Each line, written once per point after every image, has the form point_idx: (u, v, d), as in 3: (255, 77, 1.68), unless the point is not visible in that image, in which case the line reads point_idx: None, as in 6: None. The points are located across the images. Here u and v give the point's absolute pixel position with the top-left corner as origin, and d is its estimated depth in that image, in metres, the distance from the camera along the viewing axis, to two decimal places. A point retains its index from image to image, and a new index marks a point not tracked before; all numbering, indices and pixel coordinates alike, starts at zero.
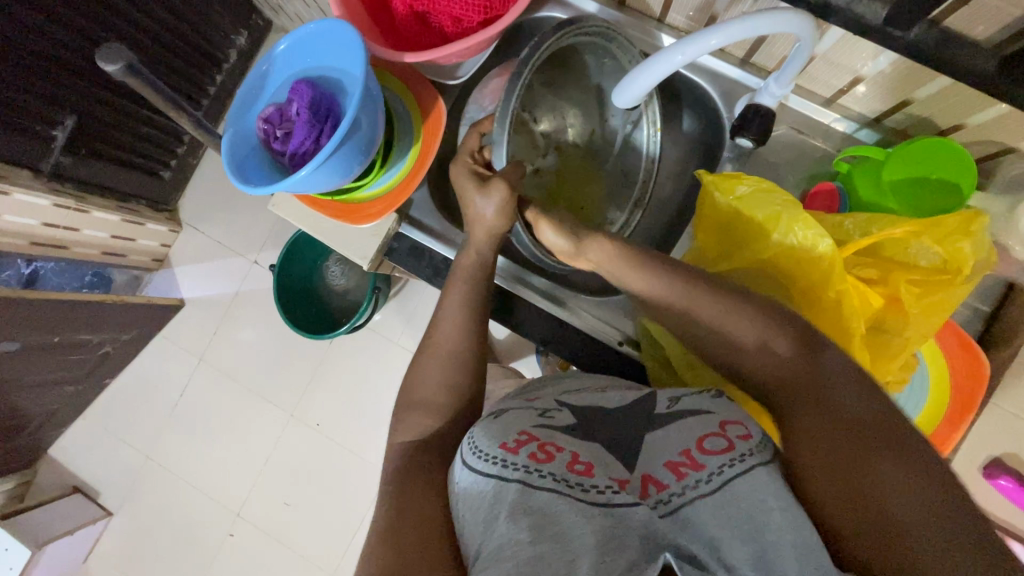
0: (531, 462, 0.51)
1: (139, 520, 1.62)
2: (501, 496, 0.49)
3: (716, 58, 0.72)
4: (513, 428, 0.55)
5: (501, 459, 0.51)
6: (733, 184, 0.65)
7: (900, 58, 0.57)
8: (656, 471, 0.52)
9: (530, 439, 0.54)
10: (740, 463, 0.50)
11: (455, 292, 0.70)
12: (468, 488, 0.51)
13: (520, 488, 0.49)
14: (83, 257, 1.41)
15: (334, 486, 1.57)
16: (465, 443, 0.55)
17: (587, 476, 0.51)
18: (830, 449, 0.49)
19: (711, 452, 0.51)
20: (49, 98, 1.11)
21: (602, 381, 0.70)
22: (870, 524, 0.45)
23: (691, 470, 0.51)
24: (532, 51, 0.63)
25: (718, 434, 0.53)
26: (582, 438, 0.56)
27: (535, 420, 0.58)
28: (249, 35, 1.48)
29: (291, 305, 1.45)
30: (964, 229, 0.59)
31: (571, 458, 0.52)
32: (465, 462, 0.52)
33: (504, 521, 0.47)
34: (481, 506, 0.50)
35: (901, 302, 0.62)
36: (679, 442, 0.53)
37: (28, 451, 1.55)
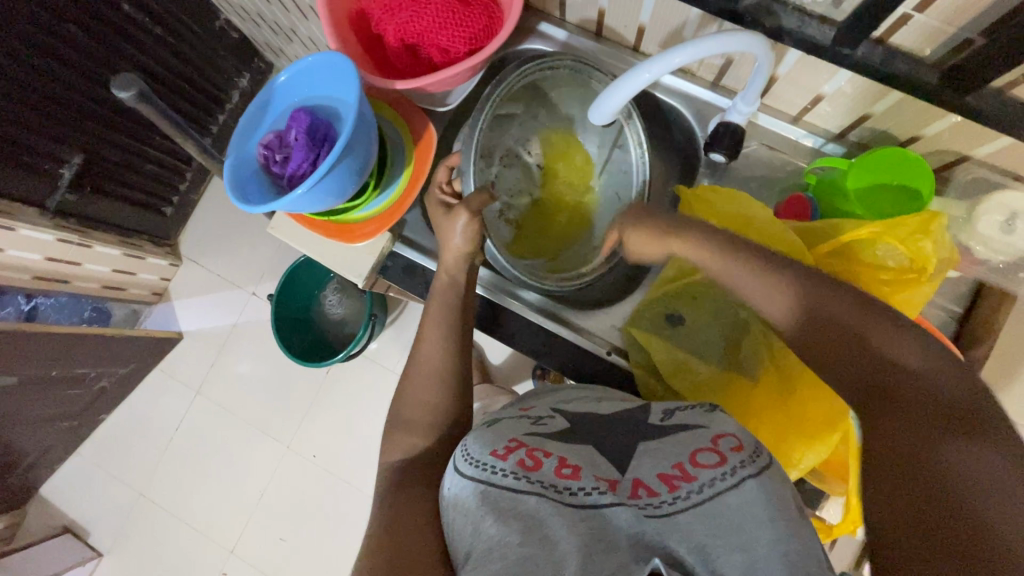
0: (518, 468, 0.53)
1: (130, 561, 1.58)
2: (490, 499, 0.51)
3: (688, 82, 0.76)
4: (504, 437, 0.58)
5: (490, 465, 0.53)
6: (705, 198, 0.70)
7: (856, 76, 0.61)
8: (646, 478, 0.53)
9: (520, 445, 0.56)
10: (728, 481, 0.50)
11: (442, 312, 0.73)
12: (458, 494, 0.53)
13: (509, 492, 0.51)
14: (83, 291, 1.44)
15: (333, 520, 1.54)
16: (459, 451, 0.57)
17: (575, 480, 0.53)
18: (891, 443, 0.46)
19: (702, 465, 0.52)
20: (57, 138, 1.16)
21: (594, 391, 0.73)
22: (938, 523, 0.41)
23: (682, 481, 0.52)
24: (492, 89, 0.74)
25: (710, 450, 0.54)
26: (573, 444, 0.59)
27: (529, 428, 0.61)
28: (251, 77, 1.55)
29: (288, 335, 1.46)
30: (924, 228, 0.62)
31: (559, 463, 0.54)
32: (458, 468, 0.55)
33: (493, 523, 0.49)
34: (470, 510, 0.51)
35: (871, 300, 0.65)
36: (674, 456, 0.55)
37: (19, 491, 1.52)
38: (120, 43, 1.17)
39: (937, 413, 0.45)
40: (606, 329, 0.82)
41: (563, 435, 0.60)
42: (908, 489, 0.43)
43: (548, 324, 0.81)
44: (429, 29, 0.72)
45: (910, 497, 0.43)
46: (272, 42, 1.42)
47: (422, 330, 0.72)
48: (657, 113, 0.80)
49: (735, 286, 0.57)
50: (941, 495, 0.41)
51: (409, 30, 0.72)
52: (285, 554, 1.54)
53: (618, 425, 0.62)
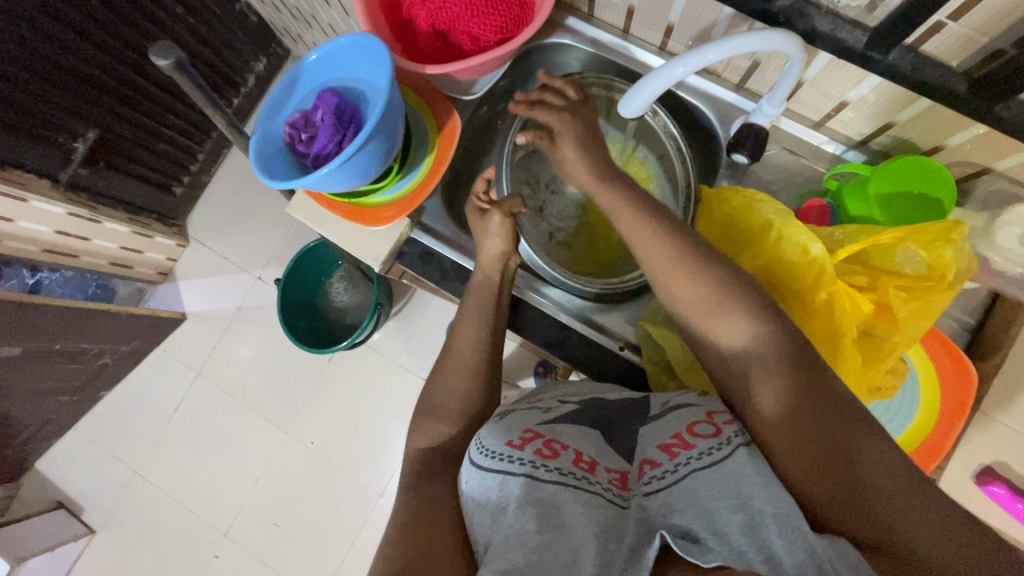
0: (537, 458, 0.54)
1: (123, 539, 1.58)
2: (508, 490, 0.51)
3: (714, 83, 0.77)
4: (519, 427, 0.58)
5: (508, 455, 0.54)
6: (735, 193, 0.70)
7: (882, 84, 0.61)
8: (650, 456, 0.57)
9: (536, 436, 0.57)
10: (725, 448, 0.53)
11: (468, 307, 0.74)
12: (474, 487, 0.54)
13: (527, 481, 0.51)
14: (91, 266, 1.44)
15: (329, 507, 1.54)
16: (472, 445, 0.57)
17: (591, 474, 0.54)
18: (806, 432, 0.52)
19: (700, 435, 0.56)
20: (74, 111, 1.16)
21: (606, 386, 0.73)
22: (851, 494, 0.49)
23: (681, 449, 0.55)
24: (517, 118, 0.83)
25: (707, 421, 0.57)
26: (581, 428, 0.61)
27: (540, 418, 0.61)
28: (267, 62, 1.56)
29: (294, 319, 1.47)
30: (946, 236, 0.62)
31: (576, 455, 0.55)
32: (473, 460, 0.55)
33: (514, 512, 0.50)
34: (490, 500, 0.52)
35: (889, 307, 0.65)
36: (671, 428, 0.58)
37: (14, 464, 1.52)
38: (142, 20, 1.17)
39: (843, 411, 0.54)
40: (619, 325, 0.83)
41: (570, 421, 0.62)
42: (829, 463, 0.50)
43: (562, 317, 0.82)
44: (460, 16, 0.73)
45: (836, 470, 0.50)
46: (291, 28, 1.42)
47: (456, 326, 0.73)
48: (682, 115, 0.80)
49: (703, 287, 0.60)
50: (850, 457, 0.51)
51: (440, 16, 0.73)
52: (279, 539, 1.54)
53: (620, 417, 0.64)
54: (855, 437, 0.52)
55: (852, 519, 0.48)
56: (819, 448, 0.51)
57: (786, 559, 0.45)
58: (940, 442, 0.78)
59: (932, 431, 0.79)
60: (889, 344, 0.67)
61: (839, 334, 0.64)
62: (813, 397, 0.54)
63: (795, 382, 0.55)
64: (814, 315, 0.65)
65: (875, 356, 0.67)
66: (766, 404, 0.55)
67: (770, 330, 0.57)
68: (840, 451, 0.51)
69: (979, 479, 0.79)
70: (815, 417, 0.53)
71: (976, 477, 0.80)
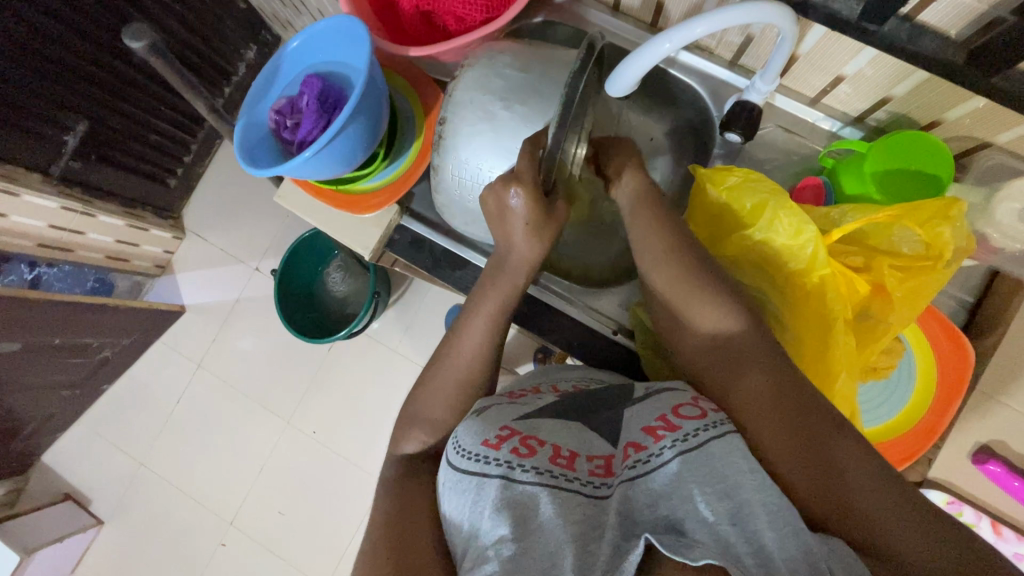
0: (513, 457, 0.54)
1: (131, 529, 1.60)
2: (484, 493, 0.52)
3: (706, 60, 0.75)
4: (496, 424, 0.58)
5: (483, 456, 0.54)
6: (724, 176, 0.68)
7: (878, 57, 0.60)
8: (635, 437, 0.56)
9: (512, 433, 0.57)
10: (713, 429, 0.54)
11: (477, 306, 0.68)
12: (453, 486, 0.55)
13: (503, 484, 0.52)
14: (87, 260, 1.44)
15: (331, 496, 1.55)
16: (450, 444, 0.58)
17: (571, 470, 0.54)
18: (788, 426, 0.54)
19: (686, 416, 0.56)
20: (62, 104, 1.15)
21: (593, 374, 0.74)
22: (827, 484, 0.51)
23: (666, 432, 0.55)
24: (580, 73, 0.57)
25: (692, 404, 0.57)
26: (564, 420, 0.61)
27: (517, 415, 0.61)
28: (258, 50, 1.53)
29: (292, 308, 1.46)
30: (944, 214, 0.61)
31: (554, 451, 0.55)
32: (451, 462, 0.56)
33: (488, 517, 0.50)
34: (467, 503, 0.53)
35: (885, 287, 0.64)
36: (656, 409, 0.58)
37: (21, 457, 1.54)
38: (127, 9, 1.15)
39: (819, 408, 0.56)
40: (613, 309, 0.83)
41: (551, 415, 0.61)
42: (808, 456, 0.52)
43: (555, 302, 0.82)
44: None
45: (814, 463, 0.52)
46: (280, 14, 1.40)
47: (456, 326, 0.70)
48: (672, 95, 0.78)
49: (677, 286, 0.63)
50: (825, 451, 0.53)
51: None
52: (284, 527, 1.55)
53: (606, 401, 0.64)
54: (831, 433, 0.54)
55: (828, 509, 0.51)
56: (798, 441, 0.53)
57: (777, 553, 0.46)
58: (937, 420, 0.78)
59: (928, 410, 0.78)
60: (885, 325, 0.65)
61: (833, 316, 0.63)
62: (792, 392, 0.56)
63: (773, 377, 0.57)
64: (807, 301, 0.65)
65: (871, 337, 0.66)
66: (743, 401, 0.56)
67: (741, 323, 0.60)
68: (817, 445, 0.53)
69: (976, 457, 0.79)
70: (795, 415, 0.55)
71: (971, 455, 0.80)
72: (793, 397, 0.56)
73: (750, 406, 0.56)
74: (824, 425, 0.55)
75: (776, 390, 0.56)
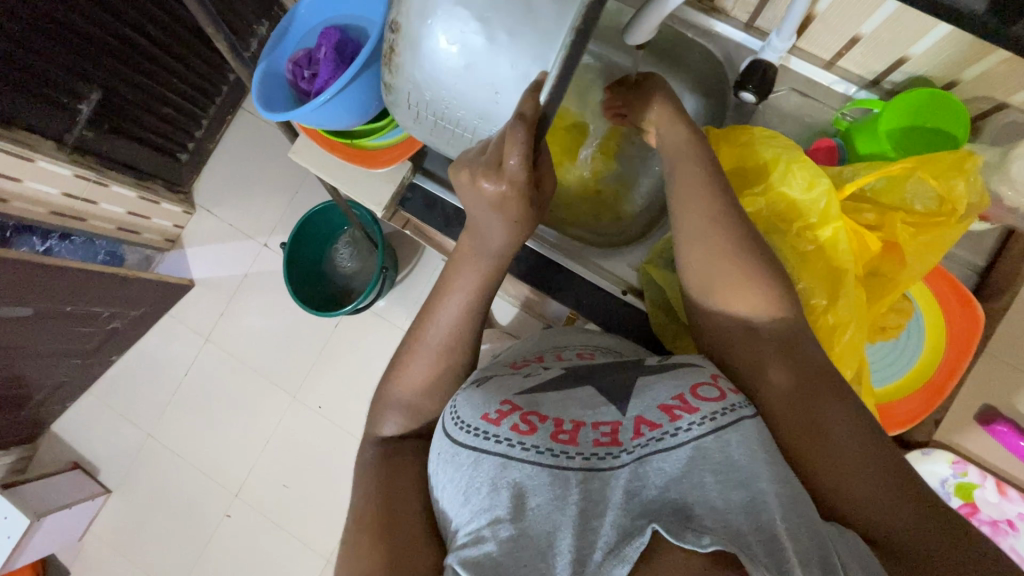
0: (513, 435, 0.54)
1: (137, 499, 1.62)
2: (481, 468, 0.53)
3: (720, 22, 0.75)
4: (496, 397, 0.58)
5: (483, 431, 0.55)
6: (740, 134, 0.68)
7: (899, 14, 0.59)
8: (648, 413, 0.56)
9: (514, 408, 0.56)
10: (730, 414, 0.54)
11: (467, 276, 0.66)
12: (448, 458, 0.55)
13: (502, 462, 0.53)
14: (99, 231, 1.45)
15: (334, 471, 1.57)
16: (450, 411, 0.59)
17: (573, 445, 0.54)
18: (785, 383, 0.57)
19: (705, 398, 0.55)
20: (77, 72, 1.16)
21: (594, 339, 0.75)
22: (812, 439, 0.54)
23: (683, 412, 0.55)
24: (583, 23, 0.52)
25: (711, 384, 0.57)
26: (567, 391, 0.60)
27: (520, 386, 0.61)
28: (269, 25, 1.54)
29: (300, 283, 1.48)
30: (959, 166, 0.62)
31: (555, 427, 0.55)
32: (449, 432, 0.56)
33: (485, 495, 0.52)
34: (463, 480, 0.53)
35: (898, 243, 0.64)
36: (675, 388, 0.57)
37: (30, 424, 1.56)
38: None
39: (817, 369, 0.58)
40: (621, 269, 0.83)
41: (554, 386, 0.61)
42: (800, 411, 0.55)
43: (567, 263, 0.82)
44: None
45: (802, 420, 0.55)
46: None
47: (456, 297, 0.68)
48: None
49: (698, 250, 0.62)
50: (816, 410, 0.55)
51: None
52: (288, 500, 1.57)
53: (607, 368, 0.64)
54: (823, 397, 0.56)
55: (809, 462, 0.54)
56: (793, 400, 0.56)
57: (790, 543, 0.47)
58: (945, 381, 0.78)
59: (938, 370, 0.78)
60: (895, 282, 0.66)
61: (843, 270, 0.64)
62: (795, 354, 0.58)
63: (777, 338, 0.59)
64: (817, 257, 0.64)
65: (881, 294, 0.66)
66: (743, 359, 0.59)
67: (752, 278, 0.60)
68: (809, 404, 0.56)
69: (984, 418, 0.85)
70: (793, 376, 0.57)
71: (979, 417, 0.86)
72: (794, 359, 0.58)
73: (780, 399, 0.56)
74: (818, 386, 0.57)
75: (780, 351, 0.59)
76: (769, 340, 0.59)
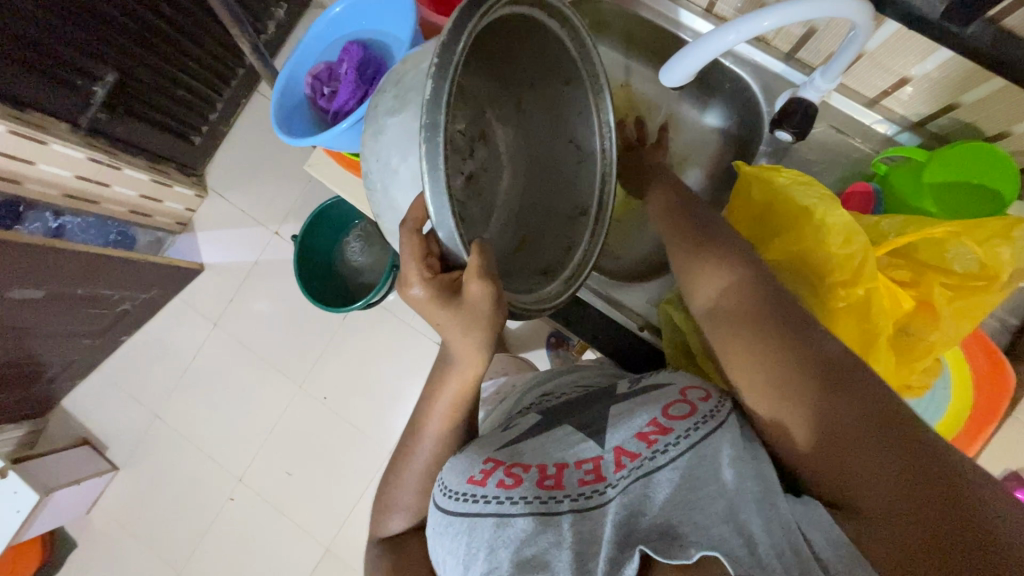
0: (499, 491, 0.54)
1: (145, 478, 1.65)
2: (476, 533, 0.53)
3: (763, 53, 0.78)
4: (479, 458, 0.59)
5: (470, 495, 0.55)
6: (770, 177, 0.68)
7: (948, 59, 0.62)
8: (627, 443, 0.56)
9: (496, 466, 0.57)
10: (705, 426, 0.54)
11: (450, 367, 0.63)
12: (444, 530, 0.55)
13: (496, 521, 0.52)
14: (111, 213, 1.44)
15: (337, 462, 1.58)
16: (438, 486, 0.59)
17: (558, 489, 0.54)
18: (785, 394, 0.52)
19: (677, 417, 0.56)
20: (93, 55, 1.13)
21: (582, 373, 0.76)
22: (821, 453, 0.49)
23: (658, 436, 0.55)
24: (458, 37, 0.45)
25: (681, 400, 0.57)
26: (549, 430, 0.61)
27: (501, 441, 0.62)
28: (289, 9, 1.50)
29: (309, 277, 1.45)
30: (1005, 233, 0.61)
31: (539, 474, 0.56)
32: (440, 505, 0.56)
33: (483, 559, 0.51)
34: (461, 547, 0.53)
35: (932, 304, 0.64)
36: (646, 411, 0.57)
37: (41, 399, 1.58)
38: None
39: (829, 372, 0.50)
40: (640, 305, 0.83)
41: (535, 432, 0.62)
42: (811, 426, 0.50)
43: (586, 296, 0.81)
44: None
45: (811, 434, 0.50)
46: None
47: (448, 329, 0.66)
48: (565, 70, 0.62)
49: (684, 268, 0.64)
50: (836, 425, 0.48)
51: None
52: (290, 488, 1.59)
53: (589, 401, 0.65)
54: (833, 402, 0.49)
55: (821, 482, 0.49)
56: (794, 411, 0.51)
57: None
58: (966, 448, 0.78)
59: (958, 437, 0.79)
60: (926, 343, 0.65)
61: (875, 331, 0.62)
62: (801, 357, 0.52)
63: (776, 343, 0.53)
64: (847, 308, 0.63)
65: (911, 354, 0.66)
66: (742, 373, 0.56)
67: (733, 279, 0.59)
68: (817, 415, 0.49)
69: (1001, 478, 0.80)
70: (794, 380, 0.51)
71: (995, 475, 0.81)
72: (797, 364, 0.51)
73: (785, 412, 0.52)
74: (831, 387, 0.49)
75: (780, 354, 0.53)
76: (762, 346, 0.54)
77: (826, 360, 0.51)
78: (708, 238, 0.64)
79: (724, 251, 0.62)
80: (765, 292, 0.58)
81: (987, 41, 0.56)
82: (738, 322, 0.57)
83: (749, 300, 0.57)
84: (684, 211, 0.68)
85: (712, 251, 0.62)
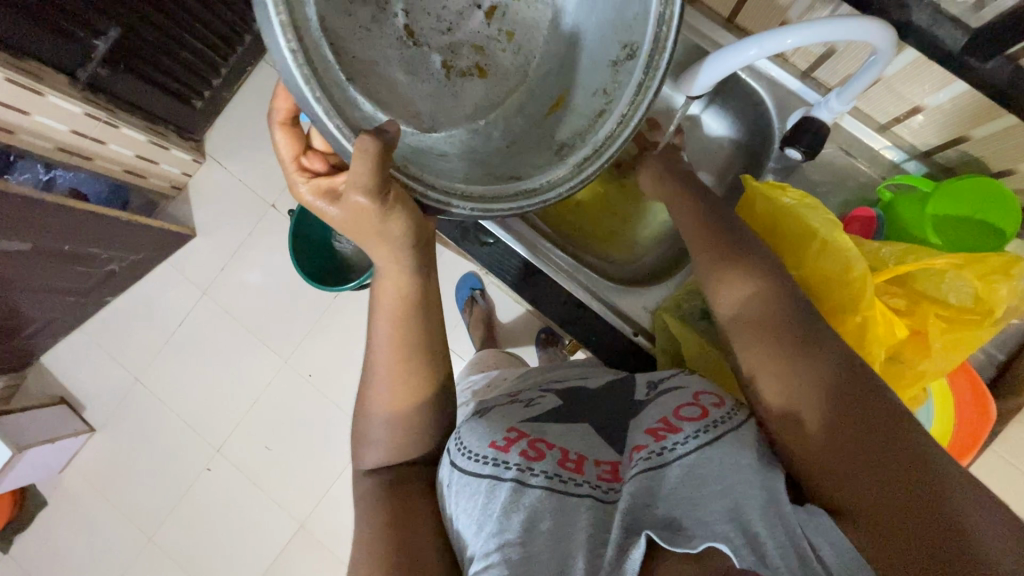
0: (522, 460, 0.53)
1: (121, 441, 1.63)
2: (494, 496, 0.51)
3: (781, 68, 0.78)
4: (503, 425, 0.58)
5: (491, 459, 0.53)
6: (779, 193, 0.70)
7: (959, 94, 0.63)
8: (637, 440, 0.56)
9: (521, 436, 0.56)
10: (713, 430, 0.54)
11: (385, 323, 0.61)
12: (461, 490, 0.53)
13: (514, 487, 0.51)
14: (106, 171, 1.40)
15: (319, 440, 1.58)
16: (454, 443, 0.57)
17: (579, 474, 0.54)
18: (800, 400, 0.53)
19: (686, 419, 0.55)
20: (99, 8, 1.08)
21: (585, 368, 0.76)
22: (824, 457, 0.50)
23: (667, 433, 0.54)
24: None
25: (692, 404, 0.57)
26: (569, 427, 0.60)
27: (524, 413, 0.61)
28: None
29: (301, 250, 1.43)
30: (1004, 270, 0.63)
31: (562, 456, 0.55)
32: (457, 464, 0.55)
33: (496, 519, 0.49)
34: (476, 508, 0.51)
35: (925, 334, 0.66)
36: (657, 412, 0.58)
37: (20, 354, 1.55)
38: None
39: (846, 386, 0.52)
40: (636, 311, 0.83)
41: (555, 418, 0.61)
42: (823, 432, 0.51)
43: (582, 296, 0.81)
44: None
45: (821, 440, 0.51)
46: None
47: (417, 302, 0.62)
48: None
49: (707, 278, 0.64)
50: (848, 435, 0.49)
51: None
52: (270, 462, 1.58)
53: (606, 401, 0.65)
54: (845, 413, 0.50)
55: (819, 484, 0.50)
56: (805, 417, 0.52)
57: None
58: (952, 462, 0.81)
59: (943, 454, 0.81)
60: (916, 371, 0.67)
61: (869, 356, 0.64)
62: (824, 368, 0.53)
63: (798, 353, 0.55)
64: (845, 333, 0.65)
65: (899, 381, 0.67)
66: (762, 382, 0.56)
67: (764, 286, 0.60)
68: (829, 424, 0.51)
69: None
70: (811, 390, 0.53)
71: None
72: (815, 376, 0.53)
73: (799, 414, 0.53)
74: (847, 400, 0.51)
75: (802, 365, 0.54)
76: (778, 351, 0.55)
77: (843, 374, 0.52)
78: (719, 242, 0.65)
79: (755, 259, 0.62)
80: (789, 300, 0.58)
81: (1003, 77, 0.56)
82: (760, 330, 0.58)
83: (775, 308, 0.58)
84: (696, 215, 0.70)
85: (744, 256, 0.63)
